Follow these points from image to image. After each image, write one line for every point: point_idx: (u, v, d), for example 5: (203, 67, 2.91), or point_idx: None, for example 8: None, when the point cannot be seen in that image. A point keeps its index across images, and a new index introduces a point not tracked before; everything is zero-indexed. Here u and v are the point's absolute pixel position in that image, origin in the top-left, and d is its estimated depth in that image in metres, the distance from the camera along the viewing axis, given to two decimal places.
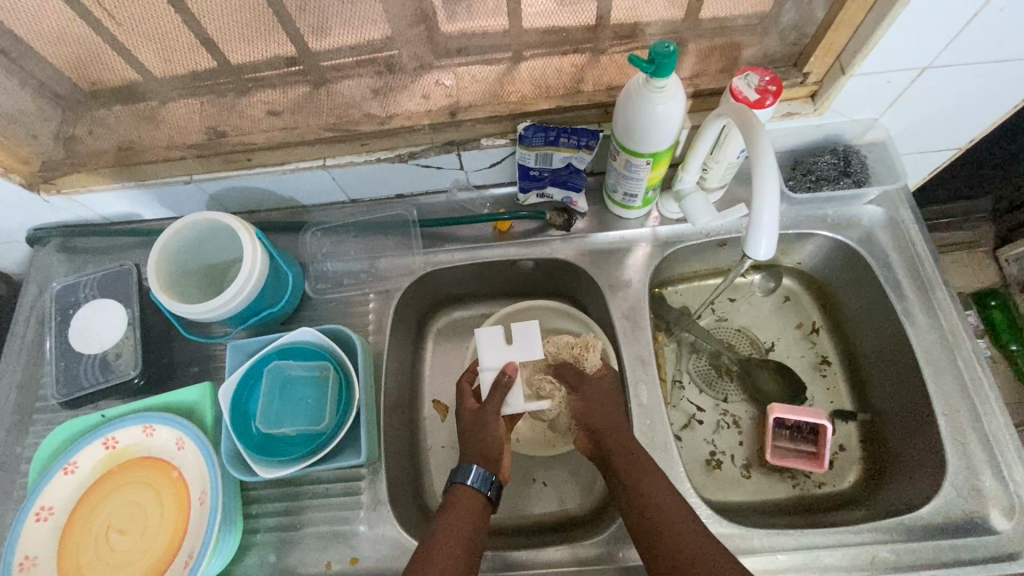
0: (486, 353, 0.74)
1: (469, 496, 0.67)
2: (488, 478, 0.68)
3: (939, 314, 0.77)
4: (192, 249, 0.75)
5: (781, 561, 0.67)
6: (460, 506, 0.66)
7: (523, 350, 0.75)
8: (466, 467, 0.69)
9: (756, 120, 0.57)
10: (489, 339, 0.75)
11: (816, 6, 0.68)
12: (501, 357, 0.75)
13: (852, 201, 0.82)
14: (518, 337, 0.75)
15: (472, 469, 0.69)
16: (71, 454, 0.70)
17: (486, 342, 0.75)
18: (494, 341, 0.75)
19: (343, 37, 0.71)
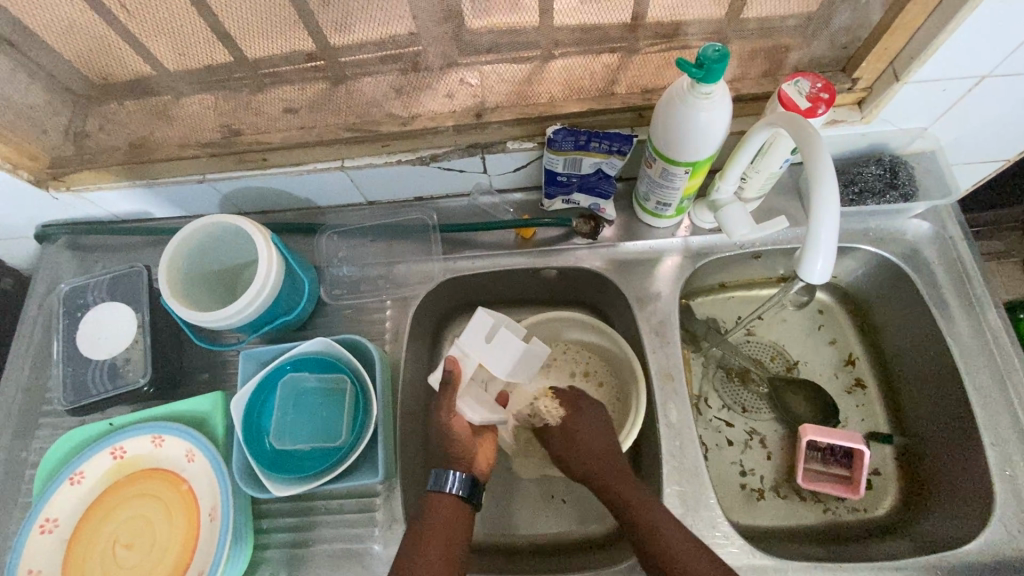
0: (466, 336, 0.73)
1: (445, 502, 0.64)
2: (461, 480, 0.65)
3: (988, 338, 0.73)
4: (206, 251, 0.72)
5: None
6: (433, 513, 0.64)
7: (494, 360, 0.72)
8: (438, 471, 0.65)
9: (814, 134, 0.53)
10: (478, 324, 0.73)
11: (873, 8, 0.64)
12: (473, 347, 0.72)
13: (896, 214, 0.78)
14: (501, 342, 0.72)
15: (442, 473, 0.65)
16: (78, 464, 0.67)
17: (474, 326, 0.73)
18: (478, 331, 0.73)
19: (368, 33, 0.67)
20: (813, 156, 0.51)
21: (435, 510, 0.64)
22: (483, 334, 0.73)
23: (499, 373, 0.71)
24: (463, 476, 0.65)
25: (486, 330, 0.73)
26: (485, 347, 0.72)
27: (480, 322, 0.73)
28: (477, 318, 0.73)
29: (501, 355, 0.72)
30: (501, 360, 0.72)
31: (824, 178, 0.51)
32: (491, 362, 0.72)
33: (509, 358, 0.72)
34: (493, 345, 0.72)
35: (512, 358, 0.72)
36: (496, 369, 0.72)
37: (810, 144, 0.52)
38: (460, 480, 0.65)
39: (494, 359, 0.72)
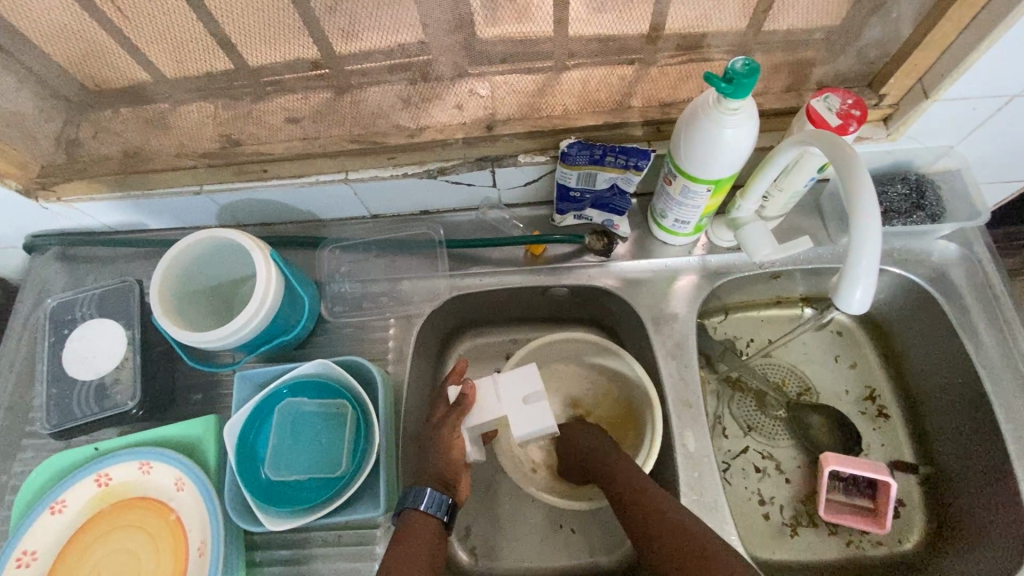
0: (513, 375, 0.70)
1: (423, 524, 0.59)
2: (443, 501, 0.60)
3: (1020, 365, 0.70)
4: (203, 266, 0.69)
5: None
6: (411, 535, 0.58)
7: (516, 421, 0.68)
8: (416, 490, 0.60)
9: (852, 156, 0.50)
10: (524, 381, 0.70)
11: (904, 23, 0.61)
12: (508, 396, 0.70)
13: (921, 235, 0.75)
14: (534, 407, 0.69)
15: (423, 492, 0.60)
16: (59, 492, 0.63)
17: (519, 379, 0.70)
18: (517, 389, 0.70)
19: (375, 41, 0.64)
20: (851, 180, 0.48)
21: (411, 532, 0.58)
22: (522, 393, 0.69)
23: (512, 434, 0.67)
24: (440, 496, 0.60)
25: (527, 390, 0.70)
26: (516, 405, 0.69)
27: (526, 379, 0.70)
28: (526, 375, 0.70)
29: (524, 418, 0.68)
30: (522, 425, 0.68)
31: (864, 203, 0.48)
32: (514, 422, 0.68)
33: (531, 427, 0.68)
34: (525, 406, 0.69)
35: (536, 431, 0.68)
36: (513, 429, 0.68)
37: (848, 167, 0.49)
38: (441, 501, 0.60)
39: (518, 420, 0.68)
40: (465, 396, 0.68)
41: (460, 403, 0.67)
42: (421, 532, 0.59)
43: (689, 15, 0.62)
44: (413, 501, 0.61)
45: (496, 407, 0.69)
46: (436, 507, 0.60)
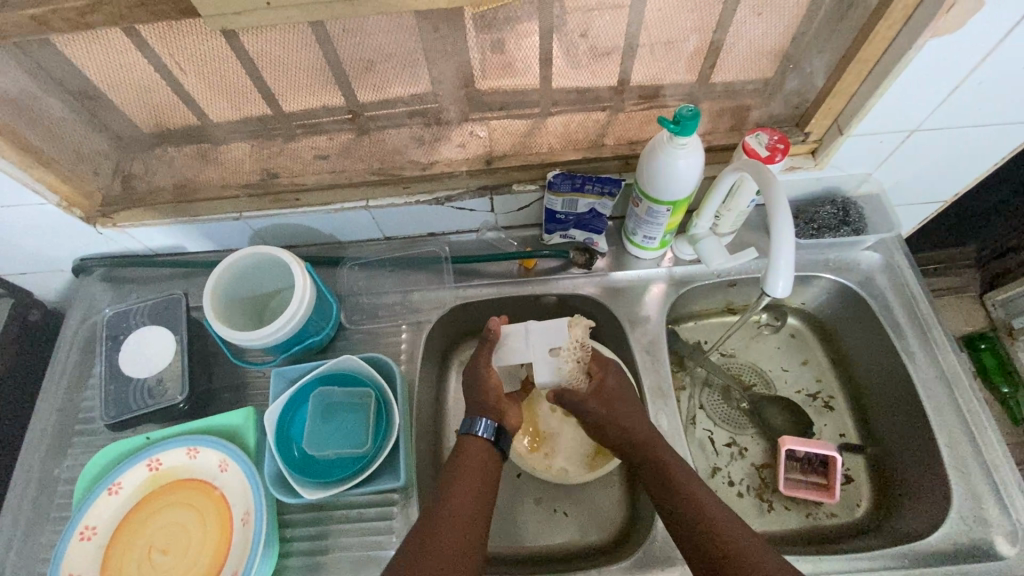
0: (544, 328, 0.82)
1: (478, 444, 0.74)
2: (492, 426, 0.76)
3: (937, 352, 0.83)
4: (245, 279, 0.80)
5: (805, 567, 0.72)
6: (467, 453, 0.73)
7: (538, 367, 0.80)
8: (473, 418, 0.76)
9: (773, 179, 0.65)
10: (552, 336, 0.81)
11: (817, 76, 0.77)
12: (537, 346, 0.81)
13: (851, 246, 0.89)
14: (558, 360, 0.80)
15: (478, 419, 0.76)
16: (116, 475, 0.72)
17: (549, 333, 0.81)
18: (545, 340, 0.81)
19: (395, 94, 0.77)
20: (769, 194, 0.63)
21: (468, 450, 0.74)
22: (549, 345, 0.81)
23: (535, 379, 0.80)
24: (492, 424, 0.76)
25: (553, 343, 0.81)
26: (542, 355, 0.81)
27: (554, 333, 0.81)
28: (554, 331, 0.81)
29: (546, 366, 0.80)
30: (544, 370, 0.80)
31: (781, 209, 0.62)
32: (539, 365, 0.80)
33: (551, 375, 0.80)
34: (550, 357, 0.80)
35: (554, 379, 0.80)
36: (535, 373, 0.80)
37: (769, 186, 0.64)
38: (492, 427, 0.76)
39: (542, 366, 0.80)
40: (493, 330, 0.80)
41: (488, 340, 0.80)
42: (476, 451, 0.74)
43: (648, 71, 0.77)
44: (470, 428, 0.76)
45: (522, 349, 0.81)
46: (487, 432, 0.75)
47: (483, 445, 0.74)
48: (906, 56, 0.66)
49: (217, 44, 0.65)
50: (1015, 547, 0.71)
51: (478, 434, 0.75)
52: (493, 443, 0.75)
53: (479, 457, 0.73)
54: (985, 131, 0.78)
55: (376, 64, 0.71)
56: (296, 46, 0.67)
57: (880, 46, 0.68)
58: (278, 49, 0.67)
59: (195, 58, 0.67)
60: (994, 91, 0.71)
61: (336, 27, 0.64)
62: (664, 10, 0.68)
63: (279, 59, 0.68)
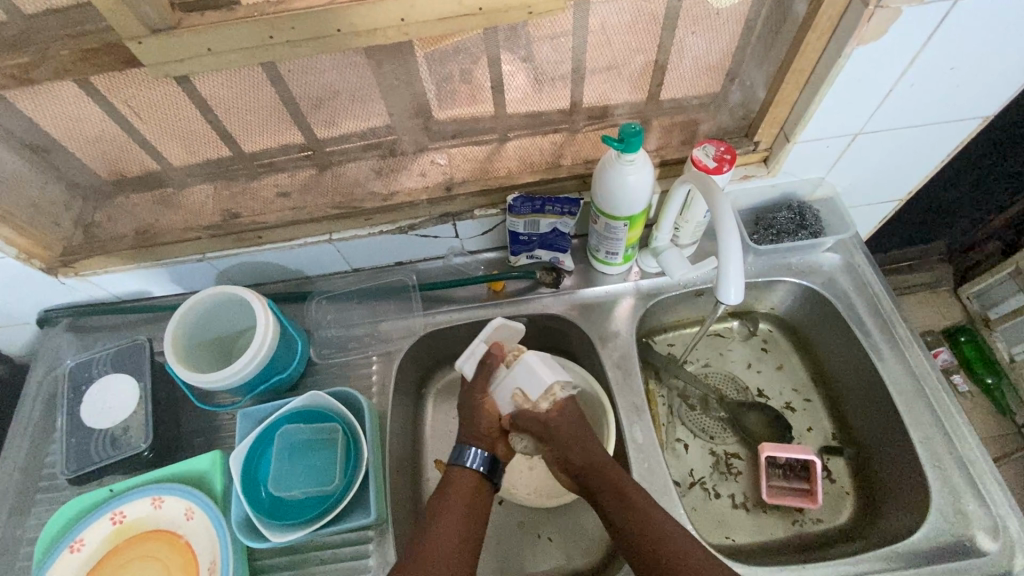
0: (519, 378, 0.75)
1: (466, 475, 0.73)
2: (483, 457, 0.73)
3: (904, 350, 0.84)
4: (207, 320, 0.80)
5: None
6: (454, 486, 0.72)
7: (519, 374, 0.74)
8: (462, 445, 0.75)
9: (724, 199, 0.66)
10: (530, 383, 0.74)
11: (758, 88, 0.79)
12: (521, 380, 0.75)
13: (811, 250, 0.91)
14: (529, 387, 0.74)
15: (467, 449, 0.74)
16: (77, 532, 0.70)
17: (530, 379, 0.74)
18: (521, 383, 0.74)
19: (351, 128, 0.78)
20: (720, 218, 0.65)
21: (456, 480, 0.72)
22: (521, 388, 0.74)
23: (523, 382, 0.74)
24: (482, 453, 0.74)
25: (526, 390, 0.74)
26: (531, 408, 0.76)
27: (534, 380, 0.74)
28: (540, 385, 0.73)
29: (535, 381, 0.74)
30: (505, 405, 0.76)
31: (730, 235, 0.64)
32: (508, 376, 0.75)
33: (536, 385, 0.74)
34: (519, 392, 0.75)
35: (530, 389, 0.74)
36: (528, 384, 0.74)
37: (720, 209, 0.65)
38: (481, 457, 0.73)
39: (523, 376, 0.74)
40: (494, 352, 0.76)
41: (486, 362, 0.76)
42: (466, 483, 0.72)
43: (597, 92, 0.79)
44: (458, 458, 0.74)
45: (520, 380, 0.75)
46: (476, 460, 0.73)
47: (472, 477, 0.72)
48: (837, 65, 0.69)
49: (169, 91, 0.66)
50: (996, 542, 0.71)
51: (464, 463, 0.73)
52: (483, 475, 0.73)
53: (465, 490, 0.72)
54: (926, 130, 0.80)
55: (328, 100, 0.72)
56: (247, 89, 0.67)
57: (813, 55, 0.71)
58: (230, 93, 0.68)
59: (147, 103, 0.67)
60: (926, 92, 0.74)
61: (283, 67, 0.65)
62: (604, 34, 0.70)
63: (231, 103, 0.69)
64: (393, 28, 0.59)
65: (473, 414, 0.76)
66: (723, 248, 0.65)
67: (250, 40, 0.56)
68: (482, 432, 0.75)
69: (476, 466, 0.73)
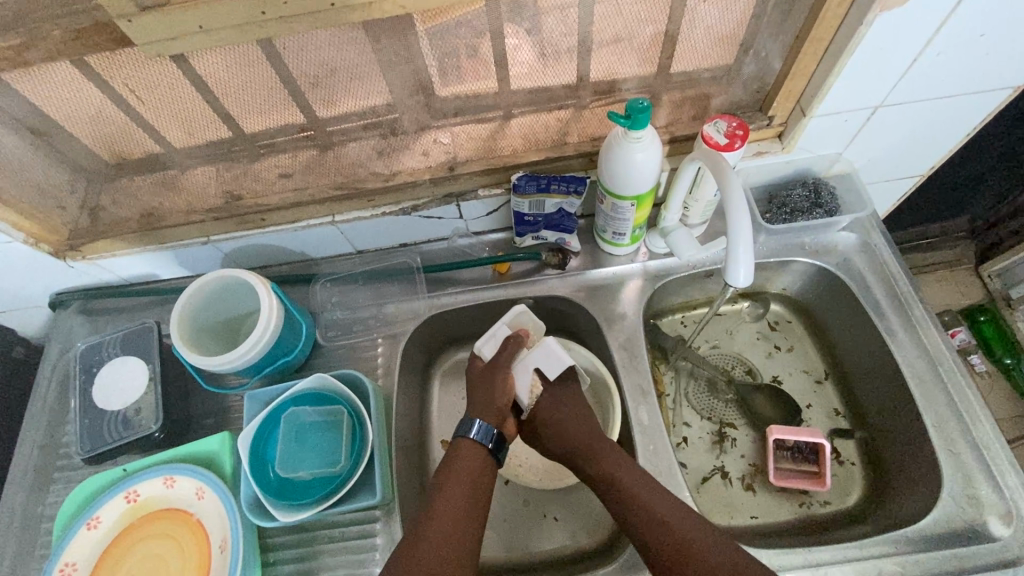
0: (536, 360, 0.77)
1: (472, 449, 0.73)
2: (491, 432, 0.73)
3: (919, 330, 0.81)
4: (213, 302, 0.80)
5: (789, 559, 0.71)
6: (457, 462, 0.72)
7: (536, 354, 0.77)
8: (470, 419, 0.74)
9: (734, 177, 0.64)
10: (550, 361, 0.76)
11: (773, 59, 0.76)
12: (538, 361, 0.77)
13: (826, 229, 0.88)
14: (550, 367, 0.76)
15: (475, 421, 0.74)
16: (94, 510, 0.72)
17: (549, 359, 0.76)
18: (539, 363, 0.76)
19: (350, 106, 0.76)
20: (729, 196, 0.62)
21: (461, 455, 0.72)
22: (539, 367, 0.77)
23: (545, 363, 0.76)
24: (493, 431, 0.74)
25: (545, 371, 0.76)
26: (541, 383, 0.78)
27: (551, 360, 0.76)
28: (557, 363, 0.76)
29: (555, 362, 0.76)
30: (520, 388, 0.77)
31: (739, 212, 0.62)
32: (528, 356, 0.77)
33: (555, 363, 0.76)
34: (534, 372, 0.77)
35: (551, 366, 0.76)
36: (548, 365, 0.76)
37: (728, 186, 0.63)
38: (488, 433, 0.73)
39: (544, 355, 0.76)
40: (521, 335, 0.79)
41: (509, 341, 0.78)
42: (469, 457, 0.72)
43: (604, 66, 0.76)
44: (466, 432, 0.74)
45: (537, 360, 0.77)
46: (483, 436, 0.73)
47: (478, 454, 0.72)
48: (858, 33, 0.65)
49: (166, 71, 0.64)
50: (1009, 528, 0.70)
51: (473, 438, 0.73)
52: (490, 451, 0.73)
53: (469, 469, 0.71)
54: (951, 101, 0.76)
55: (326, 78, 0.70)
56: (244, 67, 0.66)
57: (832, 23, 0.67)
58: (227, 72, 0.66)
59: (147, 83, 0.66)
60: (954, 61, 0.70)
61: (279, 43, 0.63)
62: (611, 4, 0.67)
63: (229, 83, 0.68)
64: (390, 1, 0.57)
65: (490, 387, 0.76)
66: (732, 226, 0.62)
67: (242, 16, 0.55)
68: (495, 406, 0.75)
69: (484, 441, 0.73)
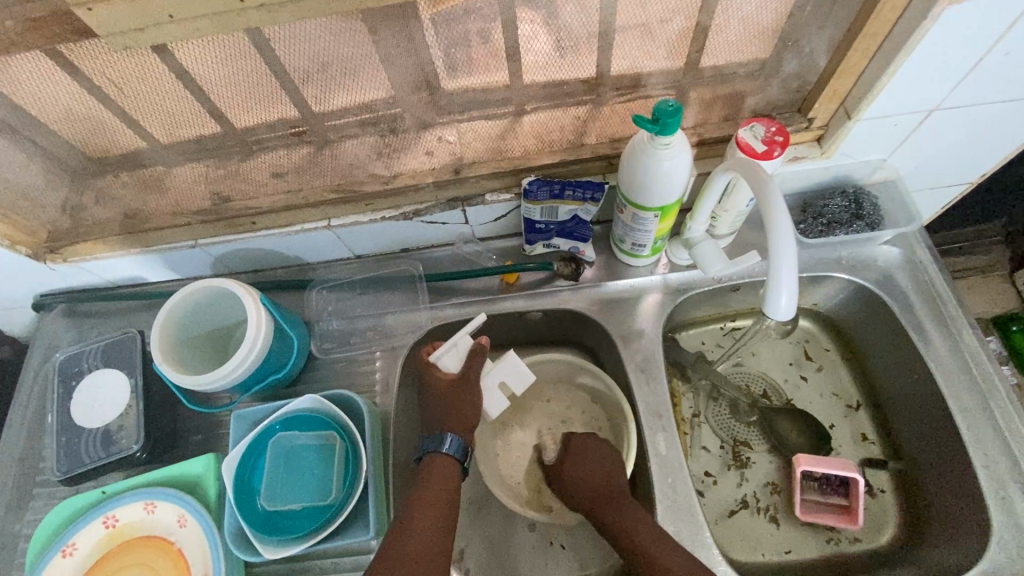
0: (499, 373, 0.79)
1: (444, 465, 0.68)
2: (460, 445, 0.70)
3: (967, 357, 0.75)
4: (201, 313, 0.75)
5: None
6: (427, 480, 0.67)
7: (499, 368, 0.79)
8: (440, 433, 0.70)
9: (774, 190, 0.56)
10: (514, 376, 0.79)
11: (819, 55, 0.68)
12: (501, 375, 0.79)
13: (866, 243, 0.81)
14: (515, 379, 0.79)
15: (446, 436, 0.70)
16: (70, 536, 0.68)
17: (512, 373, 0.79)
18: (504, 377, 0.79)
19: (347, 102, 0.69)
20: (769, 215, 0.55)
21: (433, 474, 0.67)
22: (503, 381, 0.79)
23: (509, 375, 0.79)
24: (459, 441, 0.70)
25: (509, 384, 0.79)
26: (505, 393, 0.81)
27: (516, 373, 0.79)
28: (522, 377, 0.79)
29: (518, 376, 0.79)
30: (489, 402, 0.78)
31: (782, 234, 0.54)
32: (490, 370, 0.79)
33: (520, 376, 0.79)
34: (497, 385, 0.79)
35: (515, 379, 0.79)
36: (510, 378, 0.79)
37: (771, 201, 0.55)
38: (459, 445, 0.70)
39: (507, 369, 0.79)
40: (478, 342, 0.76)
41: (476, 352, 0.74)
42: (442, 472, 0.68)
43: (627, 60, 0.69)
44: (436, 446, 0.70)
45: (499, 373, 0.79)
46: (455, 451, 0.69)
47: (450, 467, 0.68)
48: (920, 28, 0.57)
49: (143, 63, 0.58)
50: None
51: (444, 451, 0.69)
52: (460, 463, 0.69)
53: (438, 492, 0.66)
54: (1015, 105, 0.68)
55: (320, 72, 0.63)
56: (227, 59, 0.59)
57: (891, 16, 0.59)
58: (210, 65, 0.60)
59: (124, 76, 0.59)
60: None
61: (267, 33, 0.57)
62: None
63: (212, 76, 0.61)
64: None
65: (460, 401, 0.73)
66: (771, 250, 0.55)
67: (220, 4, 0.48)
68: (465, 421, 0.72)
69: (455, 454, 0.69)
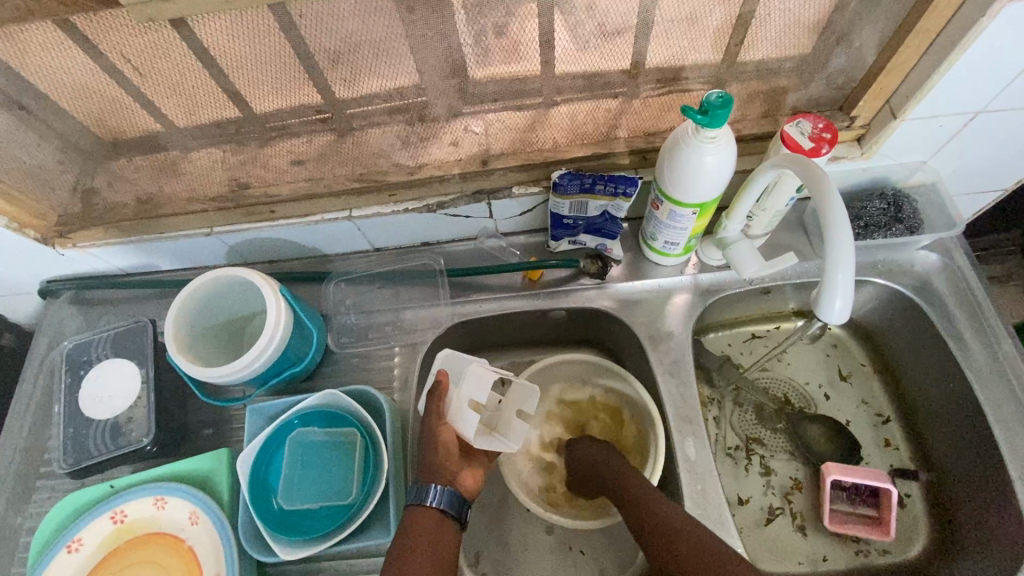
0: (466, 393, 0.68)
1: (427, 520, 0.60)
2: (444, 494, 0.61)
3: (1006, 368, 0.73)
4: (218, 302, 0.72)
5: None
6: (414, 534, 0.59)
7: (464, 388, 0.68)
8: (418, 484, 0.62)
9: (827, 186, 0.54)
10: (485, 389, 0.69)
11: (867, 51, 0.65)
12: (469, 395, 0.68)
13: (902, 247, 0.79)
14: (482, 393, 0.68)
15: (423, 488, 0.61)
16: (75, 531, 0.65)
17: (478, 384, 0.69)
18: (472, 393, 0.68)
19: (373, 88, 0.66)
20: (826, 214, 0.53)
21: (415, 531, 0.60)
22: (473, 398, 0.68)
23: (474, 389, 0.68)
24: (443, 489, 0.61)
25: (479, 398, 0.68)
26: (508, 414, 0.73)
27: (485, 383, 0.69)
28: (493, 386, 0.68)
29: (484, 384, 0.69)
30: (466, 427, 0.66)
31: (840, 240, 0.52)
32: (457, 393, 0.68)
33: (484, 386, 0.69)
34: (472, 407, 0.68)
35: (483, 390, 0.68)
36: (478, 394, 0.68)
37: (828, 203, 0.53)
38: (442, 494, 0.61)
39: (473, 384, 0.68)
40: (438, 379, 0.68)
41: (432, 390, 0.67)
42: (428, 527, 0.60)
43: (667, 52, 0.66)
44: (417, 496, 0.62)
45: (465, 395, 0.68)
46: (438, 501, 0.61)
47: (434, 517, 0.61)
48: (978, 24, 0.55)
49: (164, 38, 0.55)
50: None
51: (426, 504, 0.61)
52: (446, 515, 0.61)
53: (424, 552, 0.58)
54: None
55: (347, 55, 0.61)
56: (252, 37, 0.56)
57: (949, 10, 0.57)
58: (234, 42, 0.57)
59: (141, 51, 0.57)
60: None
61: (295, 10, 0.54)
62: None
63: (235, 55, 0.59)
64: None
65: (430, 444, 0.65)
66: (831, 257, 0.53)
67: None
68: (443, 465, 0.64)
69: (435, 504, 0.61)
